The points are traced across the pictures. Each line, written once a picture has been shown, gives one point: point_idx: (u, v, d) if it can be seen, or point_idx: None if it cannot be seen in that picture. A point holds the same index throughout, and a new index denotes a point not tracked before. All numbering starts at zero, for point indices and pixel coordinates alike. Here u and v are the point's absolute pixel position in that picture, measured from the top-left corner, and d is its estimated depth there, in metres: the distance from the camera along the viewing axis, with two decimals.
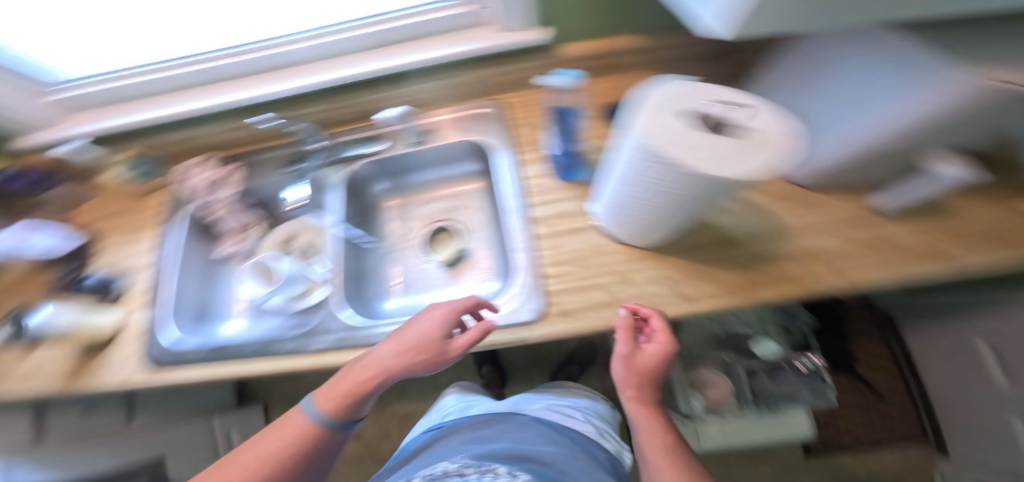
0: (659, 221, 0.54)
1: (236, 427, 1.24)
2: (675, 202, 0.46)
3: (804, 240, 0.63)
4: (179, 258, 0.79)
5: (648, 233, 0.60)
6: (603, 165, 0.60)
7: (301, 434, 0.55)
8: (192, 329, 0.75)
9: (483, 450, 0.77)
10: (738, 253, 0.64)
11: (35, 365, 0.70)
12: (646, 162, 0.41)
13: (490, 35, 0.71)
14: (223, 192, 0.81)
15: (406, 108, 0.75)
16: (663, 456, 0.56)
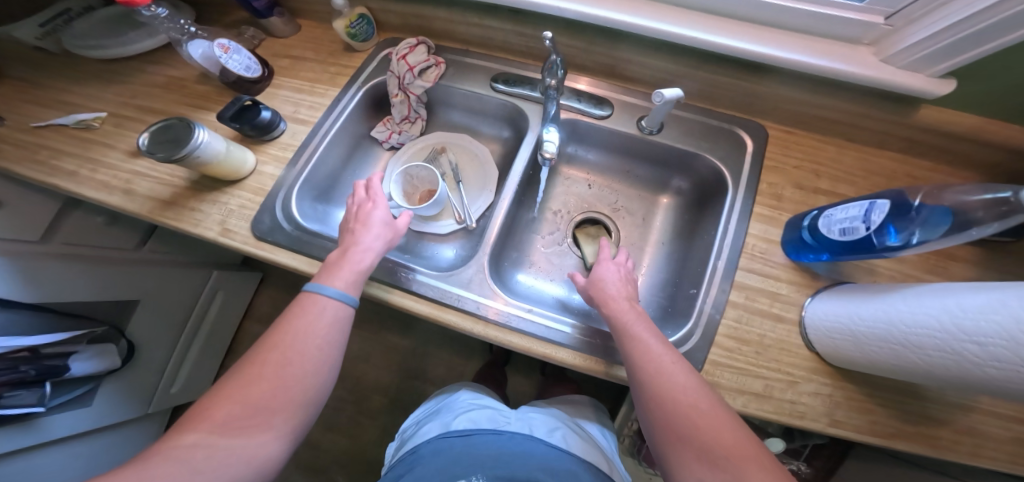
0: (954, 388, 0.42)
1: (225, 290, 1.01)
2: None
3: (983, 421, 0.52)
4: (335, 129, 0.64)
5: (881, 367, 0.48)
6: (904, 293, 0.45)
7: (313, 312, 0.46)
8: (314, 215, 0.60)
9: (497, 452, 0.56)
10: (914, 407, 0.53)
11: (125, 168, 0.57)
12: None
13: (871, 62, 0.57)
14: (416, 84, 0.66)
15: (680, 98, 0.60)
16: (692, 398, 0.42)
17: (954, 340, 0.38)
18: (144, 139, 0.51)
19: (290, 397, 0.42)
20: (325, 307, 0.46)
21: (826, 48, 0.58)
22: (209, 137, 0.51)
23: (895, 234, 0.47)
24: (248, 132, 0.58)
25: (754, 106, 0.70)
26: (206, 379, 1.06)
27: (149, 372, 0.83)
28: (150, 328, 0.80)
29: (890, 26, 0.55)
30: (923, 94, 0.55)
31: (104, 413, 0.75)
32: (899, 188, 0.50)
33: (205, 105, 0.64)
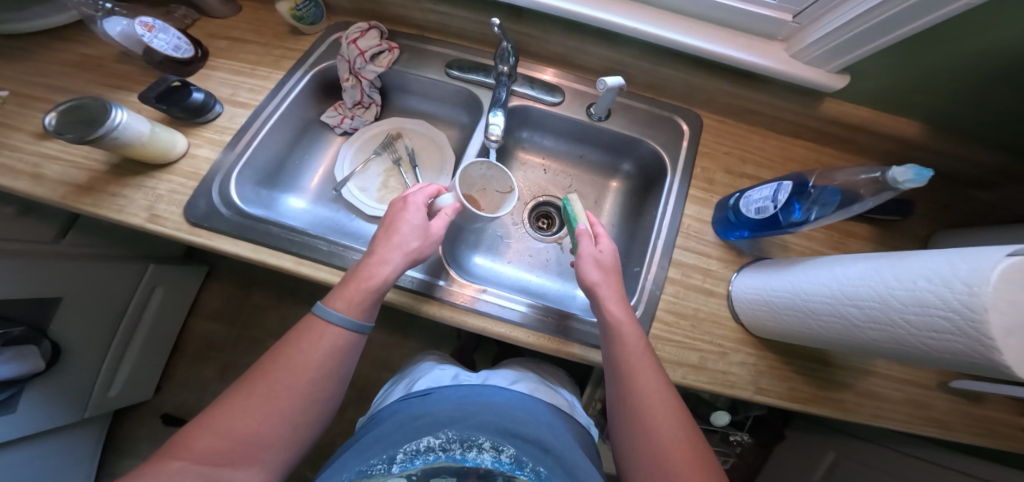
0: (840, 348, 0.51)
1: (165, 286, 0.93)
2: (902, 321, 0.40)
3: (877, 383, 0.61)
4: (279, 112, 0.61)
5: (788, 332, 0.55)
6: (808, 265, 0.52)
7: (336, 336, 0.46)
8: (256, 200, 0.58)
9: (465, 410, 0.54)
10: (820, 370, 0.61)
11: (31, 150, 0.50)
12: (922, 322, 0.38)
13: (783, 57, 0.65)
14: (368, 68, 0.65)
15: (622, 86, 0.64)
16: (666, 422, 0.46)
17: (841, 304, 0.46)
18: (52, 119, 0.46)
19: (273, 436, 0.42)
20: (330, 334, 0.47)
21: (747, 42, 0.66)
22: (127, 118, 0.47)
23: (799, 210, 0.57)
24: (177, 115, 0.54)
25: (691, 96, 0.77)
26: (153, 376, 1.00)
27: (83, 372, 0.77)
28: (80, 326, 0.72)
29: (798, 23, 0.63)
30: (823, 87, 0.64)
31: (28, 422, 0.69)
32: (802, 173, 0.59)
33: (128, 86, 0.58)
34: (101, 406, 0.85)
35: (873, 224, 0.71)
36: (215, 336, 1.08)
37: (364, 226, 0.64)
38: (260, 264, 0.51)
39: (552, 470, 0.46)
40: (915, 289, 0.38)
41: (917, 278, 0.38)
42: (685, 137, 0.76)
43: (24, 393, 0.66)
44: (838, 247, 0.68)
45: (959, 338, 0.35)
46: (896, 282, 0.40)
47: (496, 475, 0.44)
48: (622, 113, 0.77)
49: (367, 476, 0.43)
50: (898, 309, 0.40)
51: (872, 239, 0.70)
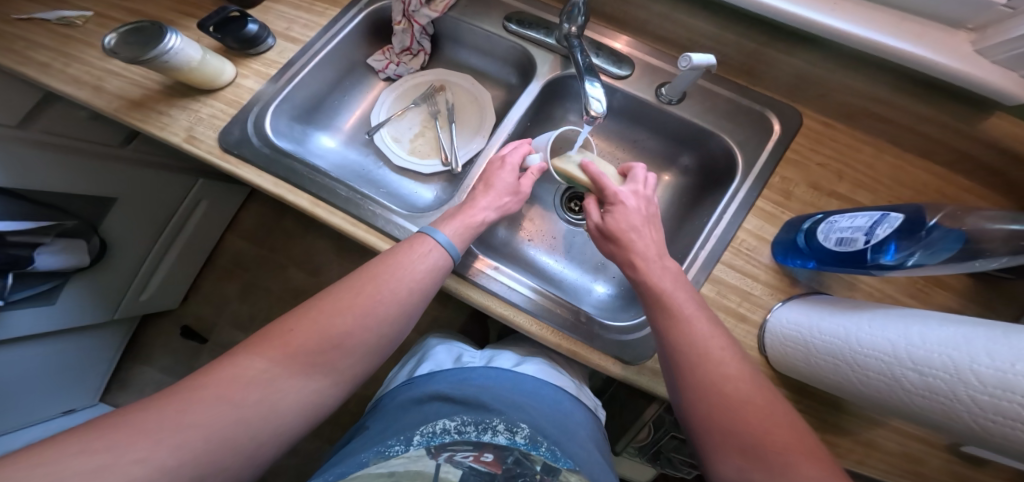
0: (876, 407, 0.43)
1: (209, 199, 1.03)
2: (971, 400, 0.32)
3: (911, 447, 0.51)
4: (327, 51, 0.60)
5: (818, 380, 0.48)
6: (874, 313, 0.43)
7: (444, 259, 0.49)
8: (289, 134, 0.59)
9: (467, 391, 0.55)
10: (838, 417, 0.52)
11: (100, 66, 0.55)
12: (1000, 407, 0.30)
13: (964, 51, 0.51)
14: (422, 13, 0.60)
15: (711, 66, 0.55)
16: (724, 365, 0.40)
17: (899, 366, 0.38)
18: (111, 39, 0.49)
19: (361, 341, 0.43)
20: (429, 251, 0.48)
21: (918, 29, 0.52)
22: (181, 43, 0.48)
23: (893, 252, 0.45)
24: (230, 44, 0.55)
25: (787, 86, 0.64)
26: (179, 290, 1.12)
27: (121, 273, 0.88)
28: (125, 228, 0.83)
29: (1010, 8, 0.48)
30: (1007, 98, 0.50)
31: (74, 306, 0.82)
32: (919, 205, 0.47)
33: (197, 14, 0.60)
34: (132, 308, 0.98)
35: (976, 276, 0.56)
36: (264, 253, 1.20)
37: (390, 176, 0.65)
38: (279, 198, 0.53)
39: (567, 450, 0.48)
40: (1005, 372, 0.30)
41: (1014, 360, 0.30)
42: (766, 137, 0.64)
43: (67, 286, 0.77)
44: (917, 297, 0.56)
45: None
46: (979, 352, 0.32)
47: (513, 451, 0.47)
48: (694, 97, 0.66)
49: (387, 456, 0.45)
50: (972, 389, 0.32)
51: (976, 299, 0.56)
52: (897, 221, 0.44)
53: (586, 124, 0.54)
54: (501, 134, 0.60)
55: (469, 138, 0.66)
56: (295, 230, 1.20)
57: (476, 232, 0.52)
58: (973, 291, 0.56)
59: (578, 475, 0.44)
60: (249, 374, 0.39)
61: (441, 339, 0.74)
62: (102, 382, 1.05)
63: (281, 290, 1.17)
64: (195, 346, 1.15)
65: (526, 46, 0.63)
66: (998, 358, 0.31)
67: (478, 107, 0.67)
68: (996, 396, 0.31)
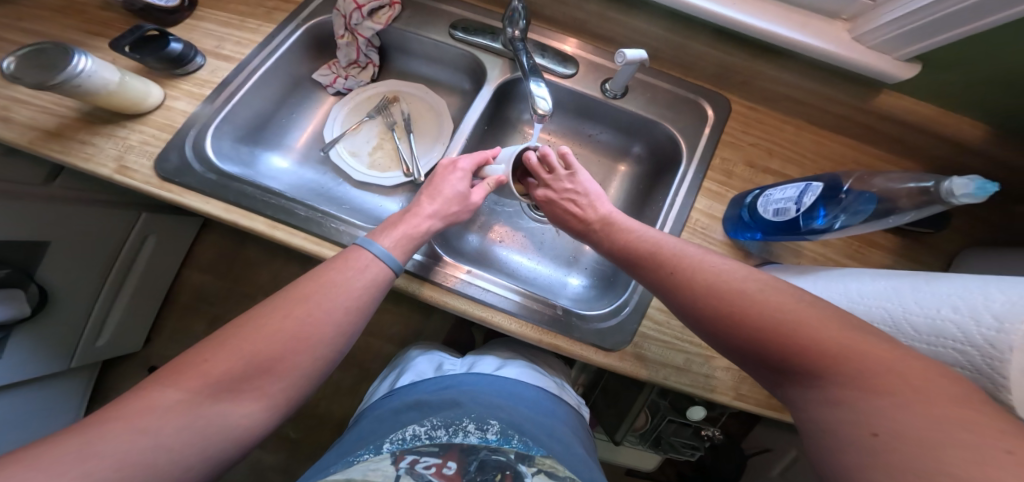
0: None
1: (158, 233, 0.94)
2: (910, 347, 0.37)
3: None
4: (265, 68, 0.57)
5: None
6: (819, 275, 0.48)
7: (379, 270, 0.47)
8: (234, 156, 0.56)
9: (445, 396, 0.55)
10: None
11: (1, 95, 0.49)
12: (939, 352, 0.35)
13: (843, 39, 0.58)
14: (366, 25, 0.59)
15: (643, 60, 0.59)
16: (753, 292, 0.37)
17: None
18: (8, 63, 0.44)
19: (293, 362, 0.41)
20: (365, 263, 0.47)
21: (808, 19, 0.59)
22: (93, 65, 0.44)
23: (823, 216, 0.52)
24: (152, 65, 0.51)
25: (717, 76, 0.70)
26: (140, 332, 1.03)
27: (69, 324, 0.80)
28: (72, 275, 0.75)
29: (871, 1, 0.55)
30: (888, 77, 0.57)
31: (20, 361, 0.73)
32: (835, 174, 0.55)
33: (113, 34, 0.55)
34: (90, 355, 0.89)
35: (898, 233, 0.64)
36: (212, 289, 1.11)
37: (349, 191, 0.63)
38: (232, 224, 0.50)
39: (540, 441, 0.47)
40: (935, 317, 0.35)
41: (939, 306, 0.34)
42: (706, 124, 0.69)
43: (10, 340, 0.69)
44: (855, 257, 0.63)
45: (977, 381, 0.32)
46: (914, 304, 0.36)
47: (480, 451, 0.44)
48: (637, 92, 0.70)
49: (352, 462, 0.43)
50: (910, 337, 0.36)
51: (899, 253, 0.63)
52: (821, 189, 0.51)
53: (535, 122, 0.56)
54: (460, 140, 0.60)
55: (428, 146, 0.66)
56: (245, 261, 1.13)
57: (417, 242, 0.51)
58: (896, 247, 0.63)
59: (552, 458, 0.44)
60: (164, 404, 0.36)
61: (422, 349, 0.72)
62: None
63: None
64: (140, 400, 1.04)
65: (474, 52, 0.63)
66: (930, 307, 0.35)
67: (434, 115, 0.67)
68: (931, 341, 0.35)
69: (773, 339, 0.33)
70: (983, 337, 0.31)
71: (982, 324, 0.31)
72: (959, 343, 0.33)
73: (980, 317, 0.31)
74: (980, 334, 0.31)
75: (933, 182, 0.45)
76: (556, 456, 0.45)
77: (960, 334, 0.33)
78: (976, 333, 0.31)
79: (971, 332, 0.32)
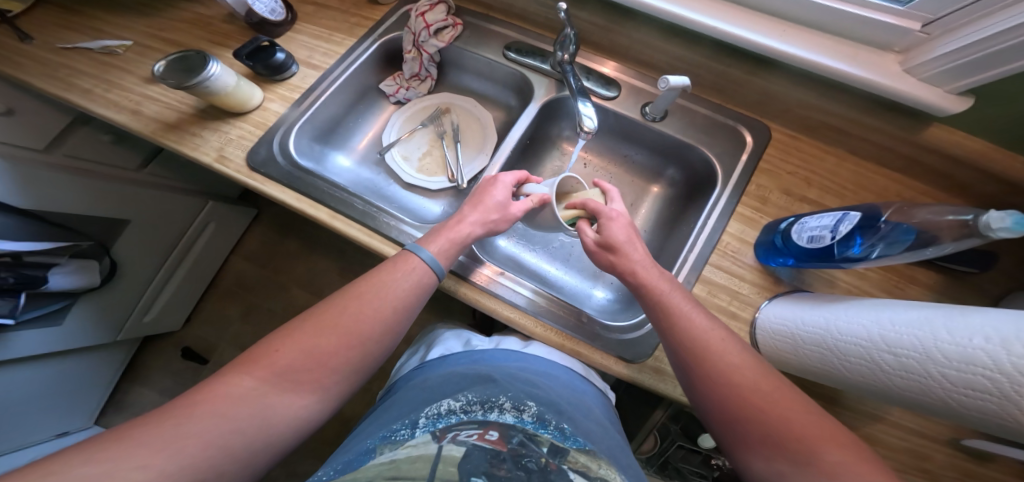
0: (856, 392, 0.47)
1: (216, 222, 1.05)
2: (938, 374, 0.37)
3: (897, 435, 0.54)
4: (344, 78, 0.65)
5: (804, 371, 0.52)
6: (847, 304, 0.48)
7: (428, 271, 0.52)
8: (310, 153, 0.63)
9: (478, 371, 0.59)
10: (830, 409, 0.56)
11: (135, 91, 0.59)
12: (967, 380, 0.35)
13: (894, 71, 0.58)
14: (431, 43, 0.66)
15: (688, 87, 0.62)
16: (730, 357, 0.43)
17: (874, 349, 0.43)
18: (161, 67, 0.53)
19: (348, 351, 0.46)
20: (416, 275, 0.52)
21: (863, 52, 0.60)
22: (220, 71, 0.52)
23: (859, 245, 0.52)
24: (260, 71, 0.59)
25: (761, 105, 0.71)
26: (182, 312, 1.12)
27: (124, 297, 0.89)
28: (137, 251, 0.85)
29: (926, 34, 0.55)
30: (938, 111, 0.57)
31: (76, 327, 0.82)
32: (873, 203, 0.54)
33: (227, 43, 0.64)
34: (135, 329, 0.98)
35: (942, 272, 0.62)
36: (263, 274, 1.20)
37: (400, 191, 0.69)
38: (301, 213, 0.57)
39: (578, 430, 0.48)
40: (966, 346, 0.35)
41: (971, 335, 0.35)
42: (749, 149, 0.70)
43: (73, 307, 0.79)
44: (892, 292, 0.62)
45: (1012, 407, 0.33)
46: (944, 332, 0.37)
47: (520, 429, 0.47)
48: (679, 116, 0.73)
49: (393, 439, 0.45)
50: (938, 364, 0.37)
51: (943, 293, 0.61)
52: (857, 218, 0.51)
53: (579, 138, 0.60)
54: (503, 153, 0.65)
55: (473, 154, 0.71)
56: (296, 252, 1.22)
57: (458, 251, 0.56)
58: (940, 286, 0.62)
59: (587, 456, 0.43)
60: (238, 390, 0.41)
61: (448, 328, 0.77)
62: (96, 405, 1.04)
63: (282, 309, 1.17)
64: (192, 370, 1.14)
65: (525, 70, 0.69)
66: (961, 335, 0.36)
67: (480, 126, 0.72)
68: (960, 368, 0.36)
69: (766, 416, 0.38)
70: (1016, 364, 0.32)
71: (1016, 352, 0.32)
72: (989, 370, 0.34)
73: (1013, 345, 0.32)
74: (1013, 361, 0.32)
75: (972, 214, 0.44)
76: (598, 449, 0.45)
77: (992, 362, 0.33)
78: (1009, 361, 0.32)
79: (1004, 359, 0.33)
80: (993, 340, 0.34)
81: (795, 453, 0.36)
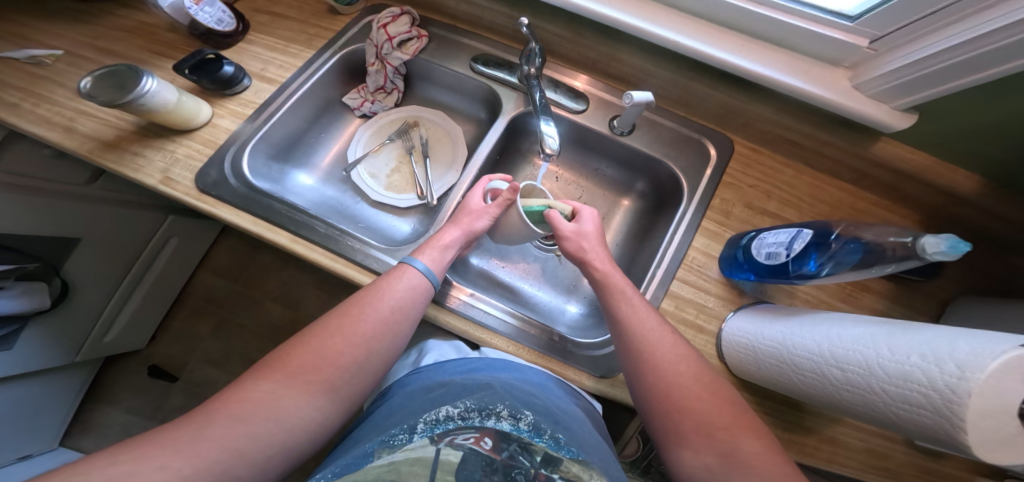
0: (814, 403, 0.49)
1: (179, 236, 0.98)
2: (880, 389, 0.39)
3: (853, 439, 0.57)
4: (302, 91, 0.61)
5: (767, 382, 0.54)
6: (805, 318, 0.50)
7: (425, 282, 0.52)
8: (267, 173, 0.60)
9: (474, 379, 0.54)
10: (792, 417, 0.58)
11: (67, 106, 0.54)
12: (901, 395, 0.37)
13: (843, 86, 0.59)
14: (394, 55, 0.64)
15: (649, 102, 0.62)
16: (676, 361, 0.48)
17: (824, 364, 0.45)
18: (86, 83, 0.49)
19: (353, 356, 0.46)
20: (415, 284, 0.51)
21: (822, 69, 0.61)
22: (157, 86, 0.48)
23: (813, 263, 0.53)
24: (206, 85, 0.55)
25: (726, 119, 0.73)
26: (145, 330, 1.05)
27: (80, 319, 0.82)
28: (92, 270, 0.79)
29: (873, 51, 0.56)
30: (879, 126, 0.59)
31: (27, 355, 0.75)
32: (826, 221, 0.55)
33: (171, 53, 0.60)
34: (93, 350, 0.91)
35: (893, 281, 0.66)
36: (224, 289, 1.15)
37: (367, 209, 0.66)
38: (259, 236, 0.53)
39: (573, 439, 0.47)
40: (904, 363, 0.37)
41: (909, 353, 0.37)
42: (715, 163, 0.72)
43: (24, 331, 0.72)
44: (849, 301, 0.64)
45: (937, 424, 0.35)
46: (884, 349, 0.39)
47: (515, 440, 0.46)
48: (648, 130, 0.74)
49: (392, 445, 0.43)
50: (879, 379, 0.39)
51: (894, 301, 0.65)
52: (810, 236, 0.53)
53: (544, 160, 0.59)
54: (473, 169, 0.64)
55: (442, 171, 0.69)
56: (261, 264, 1.17)
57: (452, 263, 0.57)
58: (891, 294, 0.65)
59: (580, 465, 0.43)
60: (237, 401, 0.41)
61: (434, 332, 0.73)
62: (60, 427, 0.96)
63: (255, 326, 1.12)
64: (150, 393, 1.07)
65: (491, 84, 0.67)
66: (898, 353, 0.38)
67: (446, 142, 0.71)
68: (897, 384, 0.37)
69: (705, 417, 0.44)
70: (942, 382, 0.34)
71: (942, 370, 0.34)
72: (919, 386, 0.35)
73: (941, 364, 0.34)
74: (939, 378, 0.34)
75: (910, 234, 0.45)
76: (589, 460, 0.44)
77: (922, 379, 0.35)
78: (935, 379, 0.34)
79: (931, 377, 0.34)
80: (925, 358, 0.35)
81: (720, 443, 0.42)
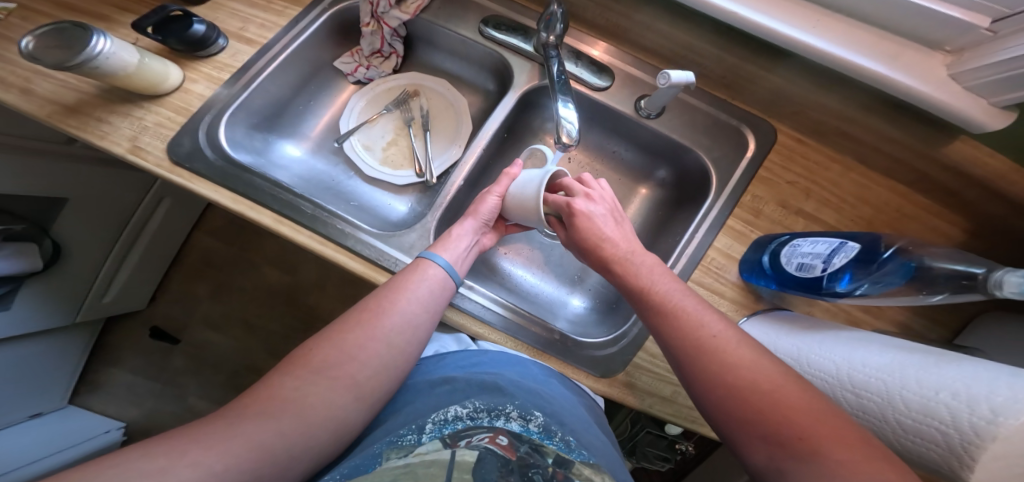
0: None
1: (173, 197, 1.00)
2: (900, 423, 0.34)
3: None
4: (286, 53, 0.56)
5: None
6: (828, 335, 0.45)
7: (445, 278, 0.50)
8: (247, 144, 0.56)
9: (479, 376, 0.51)
10: None
11: (27, 66, 0.50)
12: (923, 432, 0.33)
13: (937, 75, 0.49)
14: (393, 14, 0.56)
15: (690, 84, 0.54)
16: (728, 347, 0.39)
17: (840, 388, 0.40)
18: (28, 42, 0.44)
19: (374, 351, 0.44)
20: (432, 275, 0.49)
21: (895, 49, 0.51)
22: (111, 47, 0.44)
23: (847, 281, 0.48)
24: (174, 46, 0.50)
25: (762, 102, 0.64)
26: (147, 289, 1.09)
27: (78, 278, 0.85)
28: (82, 230, 0.81)
29: (991, 32, 0.45)
30: (973, 126, 0.48)
31: (26, 316, 0.78)
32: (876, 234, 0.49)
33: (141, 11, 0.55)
34: (94, 310, 0.94)
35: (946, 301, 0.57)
36: (231, 250, 1.17)
37: (361, 186, 0.62)
38: (238, 214, 0.50)
39: (582, 442, 0.43)
40: (930, 399, 0.32)
41: (938, 388, 0.32)
42: (745, 154, 0.63)
43: (22, 290, 0.75)
44: (892, 321, 0.57)
45: (962, 469, 0.30)
46: (913, 379, 0.34)
47: (527, 439, 0.42)
48: (671, 113, 0.65)
49: (398, 446, 0.40)
50: (899, 412, 0.34)
51: (942, 324, 0.57)
52: (855, 253, 0.46)
53: (557, 149, 0.53)
54: (479, 146, 0.57)
55: (443, 147, 0.64)
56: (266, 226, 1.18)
57: (470, 259, 0.54)
58: (940, 317, 0.57)
59: (594, 467, 0.39)
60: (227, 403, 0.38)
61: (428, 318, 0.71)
62: (70, 384, 1.02)
63: (253, 288, 1.15)
64: (157, 346, 1.12)
65: (505, 51, 0.60)
66: (927, 386, 0.33)
67: (451, 118, 0.64)
68: (919, 419, 0.33)
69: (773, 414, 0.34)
70: (973, 425, 0.29)
71: (976, 411, 0.29)
72: (944, 425, 0.31)
73: (976, 405, 0.29)
74: (970, 420, 0.29)
75: (983, 269, 0.42)
76: (601, 464, 0.41)
77: (949, 419, 0.30)
78: (966, 421, 0.29)
79: (960, 417, 0.30)
80: (958, 396, 0.30)
81: (800, 447, 0.32)
